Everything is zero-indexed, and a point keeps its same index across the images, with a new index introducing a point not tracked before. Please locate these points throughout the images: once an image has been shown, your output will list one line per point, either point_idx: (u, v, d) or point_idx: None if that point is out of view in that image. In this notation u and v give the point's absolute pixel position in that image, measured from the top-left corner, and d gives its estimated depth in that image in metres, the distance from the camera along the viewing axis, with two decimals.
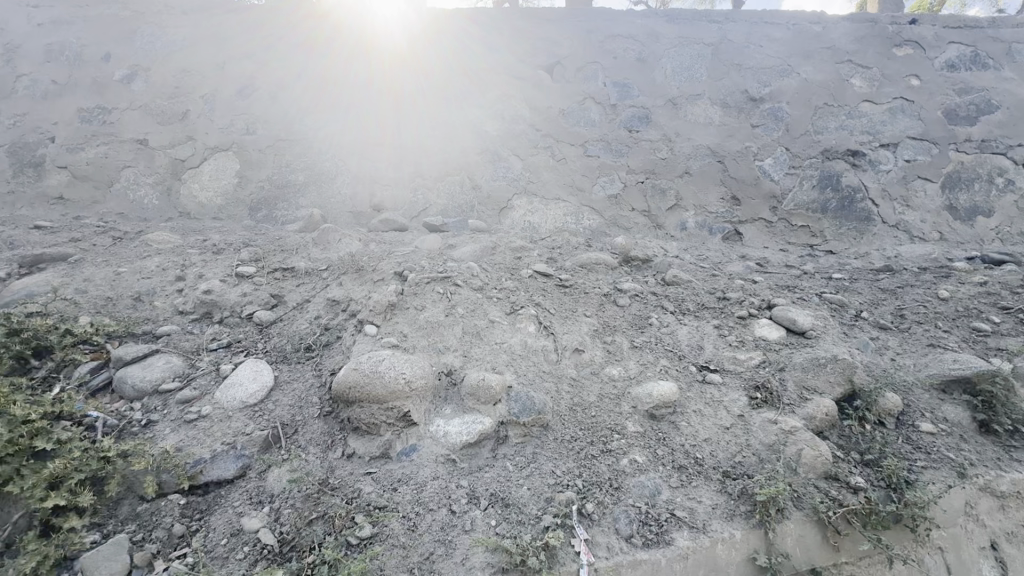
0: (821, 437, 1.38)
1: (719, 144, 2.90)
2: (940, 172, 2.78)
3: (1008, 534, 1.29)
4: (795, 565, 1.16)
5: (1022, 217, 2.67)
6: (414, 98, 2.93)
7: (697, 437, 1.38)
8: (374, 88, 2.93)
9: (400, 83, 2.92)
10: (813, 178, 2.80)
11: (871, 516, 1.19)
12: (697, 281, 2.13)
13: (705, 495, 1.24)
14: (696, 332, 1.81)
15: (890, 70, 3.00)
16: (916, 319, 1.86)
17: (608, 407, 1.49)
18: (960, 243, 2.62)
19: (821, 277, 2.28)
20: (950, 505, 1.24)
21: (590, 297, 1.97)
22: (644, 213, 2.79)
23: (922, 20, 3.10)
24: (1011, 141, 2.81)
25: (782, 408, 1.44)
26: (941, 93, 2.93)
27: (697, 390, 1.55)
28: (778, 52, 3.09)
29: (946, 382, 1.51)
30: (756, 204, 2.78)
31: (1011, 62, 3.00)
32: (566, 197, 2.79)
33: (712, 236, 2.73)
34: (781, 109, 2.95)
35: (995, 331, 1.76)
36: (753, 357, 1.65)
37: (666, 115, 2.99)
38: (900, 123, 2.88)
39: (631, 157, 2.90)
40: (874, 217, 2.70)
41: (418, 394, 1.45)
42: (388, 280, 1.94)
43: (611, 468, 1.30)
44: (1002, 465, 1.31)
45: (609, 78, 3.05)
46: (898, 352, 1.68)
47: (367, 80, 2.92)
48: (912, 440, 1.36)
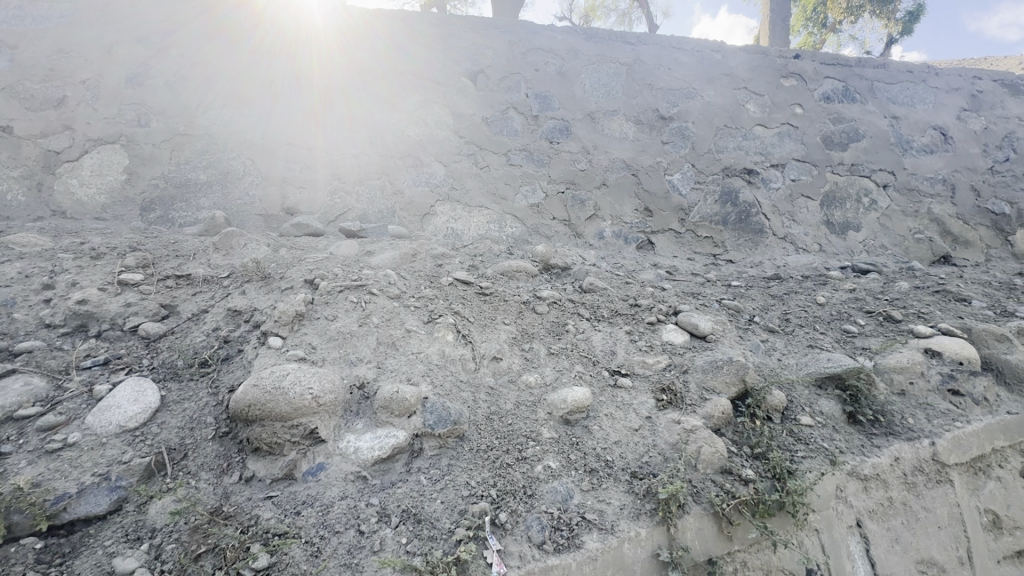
0: (718, 433, 1.49)
1: (634, 159, 3.07)
2: (819, 191, 3.13)
3: (872, 513, 1.43)
4: (694, 557, 1.22)
5: (882, 232, 3.08)
6: (332, 98, 2.81)
7: (608, 440, 1.44)
8: (289, 84, 2.77)
9: (318, 80, 2.79)
10: (715, 193, 3.04)
11: (759, 505, 1.29)
12: (612, 288, 2.23)
13: (614, 496, 1.28)
14: (609, 337, 1.89)
15: (778, 98, 3.33)
16: (799, 322, 2.08)
17: (525, 414, 1.51)
18: (835, 254, 2.96)
19: (722, 284, 2.47)
20: (824, 490, 1.37)
21: (509, 305, 1.98)
22: (565, 222, 2.88)
23: (804, 56, 3.48)
24: (874, 165, 3.22)
25: (685, 409, 1.54)
26: (820, 121, 3.30)
27: (609, 393, 1.61)
28: (685, 75, 3.33)
29: (823, 378, 1.69)
30: (666, 216, 2.97)
31: (874, 97, 3.43)
32: (489, 204, 2.80)
33: (627, 246, 2.88)
34: (687, 128, 3.18)
35: (861, 332, 2.01)
36: (660, 360, 1.75)
37: (584, 128, 3.11)
38: (787, 146, 3.21)
39: (552, 167, 2.98)
40: (766, 230, 2.99)
41: (326, 409, 1.38)
42: (297, 288, 1.84)
43: (525, 475, 1.31)
44: (866, 450, 1.48)
45: (531, 89, 3.11)
46: (783, 353, 1.86)
47: (281, 76, 2.76)
48: (794, 433, 1.50)
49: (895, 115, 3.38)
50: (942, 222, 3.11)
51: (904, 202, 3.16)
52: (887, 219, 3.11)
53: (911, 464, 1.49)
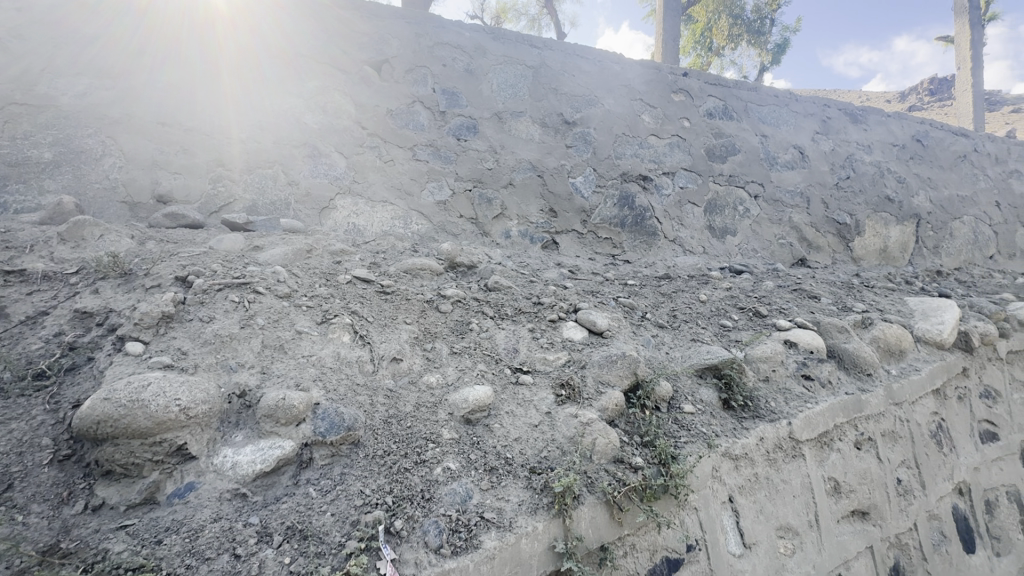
0: (612, 424, 1.57)
1: (539, 160, 3.14)
2: (702, 198, 3.44)
3: (742, 489, 1.58)
4: (588, 545, 1.26)
5: (753, 237, 3.46)
6: (220, 76, 2.55)
7: (508, 438, 1.44)
8: (166, 58, 2.47)
9: (203, 58, 2.53)
10: (614, 197, 3.22)
11: (646, 490, 1.36)
12: (516, 287, 2.26)
13: (513, 493, 1.28)
14: (512, 335, 1.91)
15: (669, 111, 3.60)
16: (684, 318, 2.27)
17: (425, 416, 1.47)
18: (715, 256, 3.27)
19: (619, 283, 2.62)
20: (702, 472, 1.49)
21: (411, 304, 1.93)
22: (472, 220, 2.87)
23: (692, 74, 3.79)
24: (747, 177, 3.61)
25: (582, 403, 1.60)
26: (704, 135, 3.62)
27: (510, 391, 1.63)
28: (587, 83, 3.47)
29: (702, 369, 1.85)
30: (570, 217, 3.08)
31: (747, 117, 3.84)
32: (393, 200, 2.71)
33: (533, 245, 2.95)
34: (589, 134, 3.32)
35: (735, 326, 2.23)
36: (560, 357, 1.81)
37: (491, 127, 3.12)
38: (676, 156, 3.48)
39: (459, 165, 2.95)
40: (658, 233, 3.23)
41: (197, 422, 1.23)
42: (165, 286, 1.63)
43: (423, 479, 1.28)
44: (737, 432, 1.64)
45: (438, 84, 3.05)
46: (670, 346, 2.02)
47: (157, 48, 2.45)
48: (678, 420, 1.63)
49: (765, 134, 3.81)
50: (800, 229, 3.57)
51: (771, 210, 3.58)
52: (757, 226, 3.50)
53: (772, 442, 1.68)
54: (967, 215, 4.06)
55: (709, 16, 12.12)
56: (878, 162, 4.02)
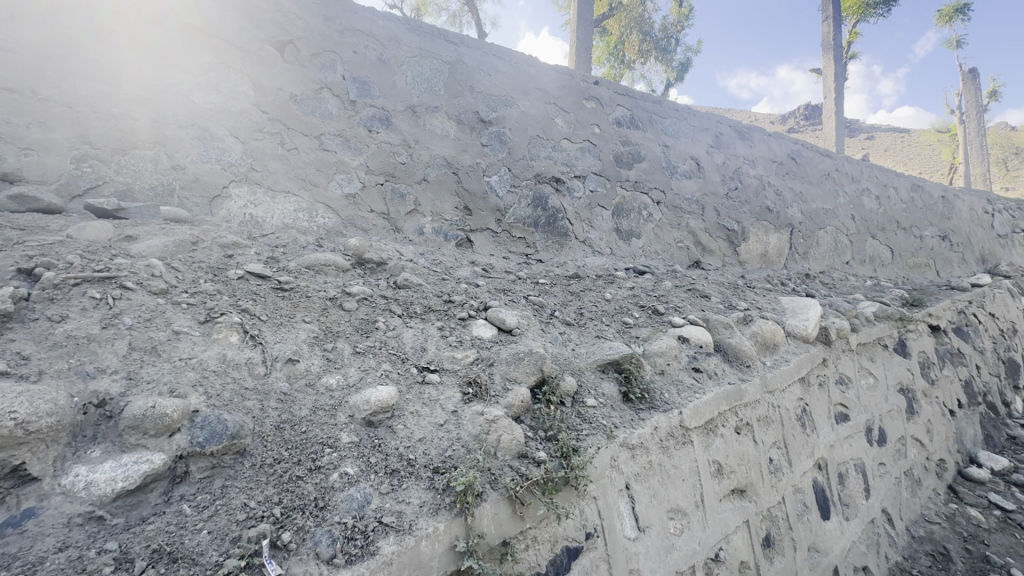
0: (518, 420, 1.59)
1: (454, 157, 3.11)
2: (611, 202, 3.61)
3: (638, 476, 1.67)
4: (490, 542, 1.25)
5: (656, 240, 3.70)
6: (94, 42, 2.25)
7: (412, 439, 1.41)
8: (20, 18, 2.12)
9: (69, 23, 2.22)
10: (528, 197, 3.27)
11: (548, 483, 1.39)
12: (427, 285, 2.23)
13: (414, 495, 1.25)
14: (420, 333, 1.88)
15: (581, 117, 3.74)
16: (590, 316, 2.37)
17: (322, 420, 1.40)
18: (622, 257, 3.46)
19: (530, 282, 2.68)
20: (601, 462, 1.55)
21: (311, 302, 1.83)
22: (383, 216, 2.78)
23: (602, 83, 3.96)
24: (651, 184, 3.84)
25: (488, 400, 1.61)
26: (613, 142, 3.80)
27: (416, 391, 1.60)
28: (503, 83, 3.48)
29: (605, 364, 1.95)
30: (484, 216, 3.10)
31: (652, 127, 4.08)
32: (296, 190, 2.54)
33: (447, 243, 2.93)
34: (504, 133, 3.35)
35: (635, 323, 2.37)
36: (468, 355, 1.80)
37: (405, 120, 3.03)
38: (587, 160, 3.62)
39: (370, 157, 2.83)
40: (569, 234, 3.35)
41: (39, 437, 1.06)
42: (5, 280, 1.40)
43: (317, 486, 1.21)
44: (634, 423, 1.74)
45: (348, 71, 2.90)
46: (576, 343, 2.10)
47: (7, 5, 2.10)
48: (581, 414, 1.69)
49: (666, 144, 4.08)
50: (695, 234, 3.88)
51: (671, 215, 3.85)
52: (658, 229, 3.75)
53: (665, 431, 1.80)
54: (830, 225, 4.66)
55: (621, 31, 12.88)
56: (761, 175, 4.48)
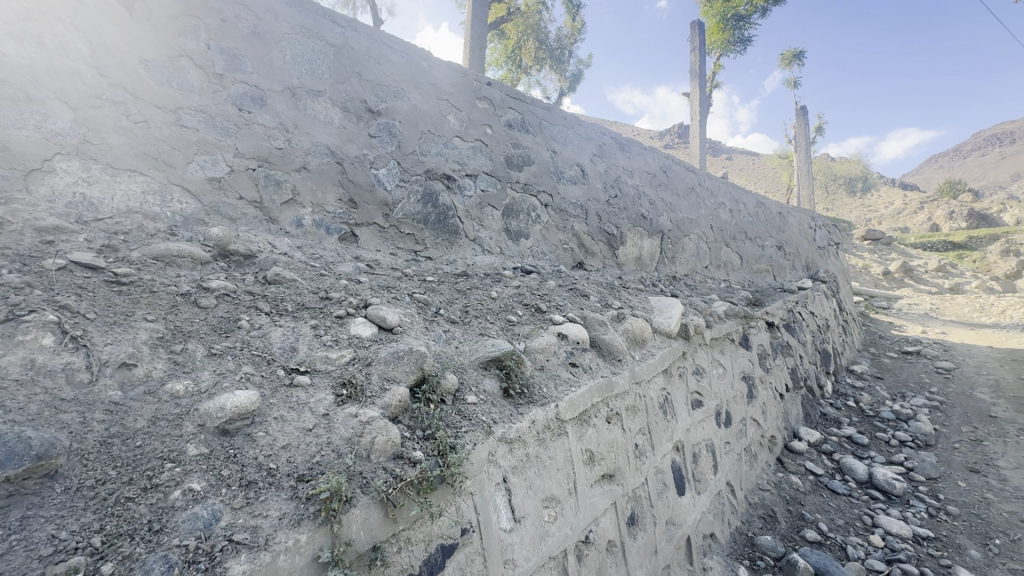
0: (395, 421, 1.56)
1: (339, 146, 2.94)
2: (501, 202, 3.67)
3: (516, 469, 1.72)
4: (358, 548, 1.20)
5: (543, 241, 3.86)
6: None
7: (275, 446, 1.31)
8: None
9: None
10: (417, 193, 3.21)
11: (423, 482, 1.37)
12: (302, 281, 2.10)
13: (272, 507, 1.15)
14: (291, 333, 1.76)
15: (473, 116, 3.74)
16: (474, 314, 2.39)
17: (164, 432, 1.25)
18: (511, 256, 3.54)
19: (417, 279, 2.64)
20: (479, 458, 1.56)
21: (156, 298, 1.65)
22: (255, 204, 2.54)
23: (494, 84, 3.99)
24: (540, 187, 3.98)
25: (364, 401, 1.55)
26: (504, 144, 3.86)
27: (282, 394, 1.49)
28: (394, 73, 3.36)
29: (487, 361, 1.99)
30: (371, 209, 2.98)
31: (541, 133, 4.21)
32: (145, 170, 2.22)
33: (329, 236, 2.77)
34: (394, 126, 3.23)
35: (519, 321, 2.45)
36: (344, 354, 1.72)
37: (282, 102, 2.79)
38: (479, 160, 3.64)
39: (239, 139, 2.56)
40: (459, 232, 3.35)
41: None
42: None
43: (153, 507, 1.08)
44: (513, 417, 1.79)
45: (214, 41, 2.59)
46: (460, 341, 2.12)
47: None
48: (461, 412, 1.70)
49: (555, 150, 4.25)
50: (580, 237, 4.11)
51: (557, 218, 4.02)
52: (545, 231, 3.90)
53: (542, 424, 1.87)
54: (693, 234, 5.23)
55: (517, 36, 13.17)
56: (637, 186, 4.88)
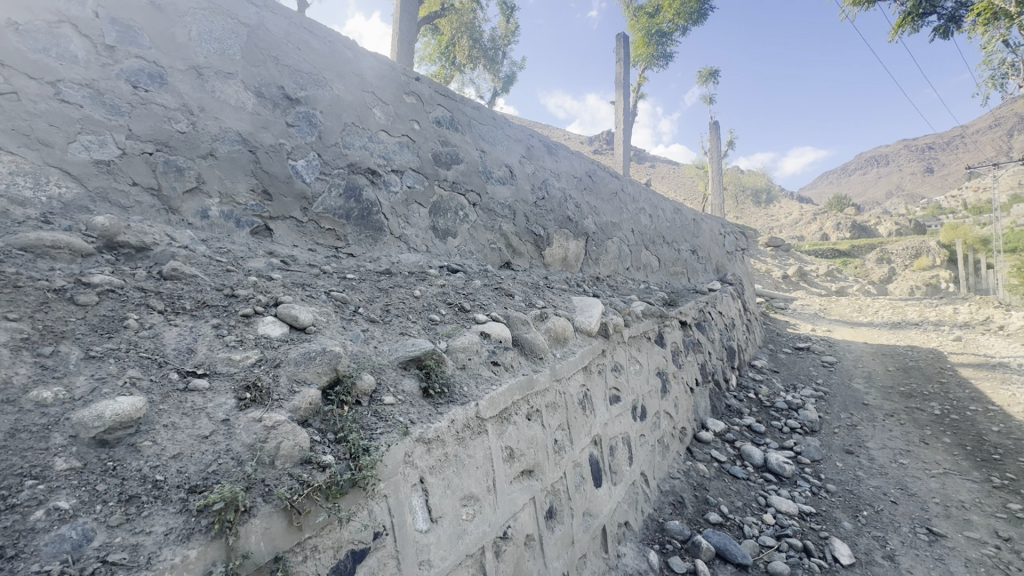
0: (304, 424, 1.49)
1: (251, 133, 2.75)
2: (428, 200, 3.61)
3: (433, 469, 1.70)
4: (258, 560, 1.14)
5: (470, 239, 3.85)
6: None
7: (163, 456, 1.21)
8: None
9: None
10: (339, 187, 3.07)
11: (332, 487, 1.32)
12: (204, 277, 1.95)
13: (157, 523, 1.06)
14: (188, 333, 1.63)
15: (401, 110, 3.64)
16: (395, 313, 2.35)
17: (26, 445, 1.11)
18: (437, 255, 3.50)
19: (336, 276, 2.54)
20: (394, 459, 1.52)
21: (23, 293, 1.46)
22: (151, 191, 2.33)
23: (423, 80, 3.92)
24: (468, 186, 3.96)
25: (269, 405, 1.47)
26: (432, 141, 3.79)
27: (174, 399, 1.37)
28: (314, 60, 3.19)
29: (406, 361, 1.96)
30: (287, 202, 2.82)
31: (471, 132, 4.20)
32: (14, 147, 1.95)
33: (239, 229, 2.60)
34: (314, 115, 3.07)
35: (441, 320, 2.44)
36: (249, 356, 1.62)
37: (186, 82, 2.56)
38: (405, 155, 3.55)
39: (134, 119, 2.33)
40: (384, 229, 3.26)
41: None
42: None
43: (8, 530, 0.95)
44: (432, 417, 1.77)
45: (103, 9, 2.33)
46: (379, 341, 2.07)
47: None
48: (377, 413, 1.66)
49: (484, 149, 4.25)
50: (507, 237, 4.15)
51: (485, 218, 4.03)
52: (473, 230, 3.90)
53: (462, 422, 1.86)
54: (615, 237, 5.47)
55: (450, 33, 13.05)
56: (563, 188, 5.01)
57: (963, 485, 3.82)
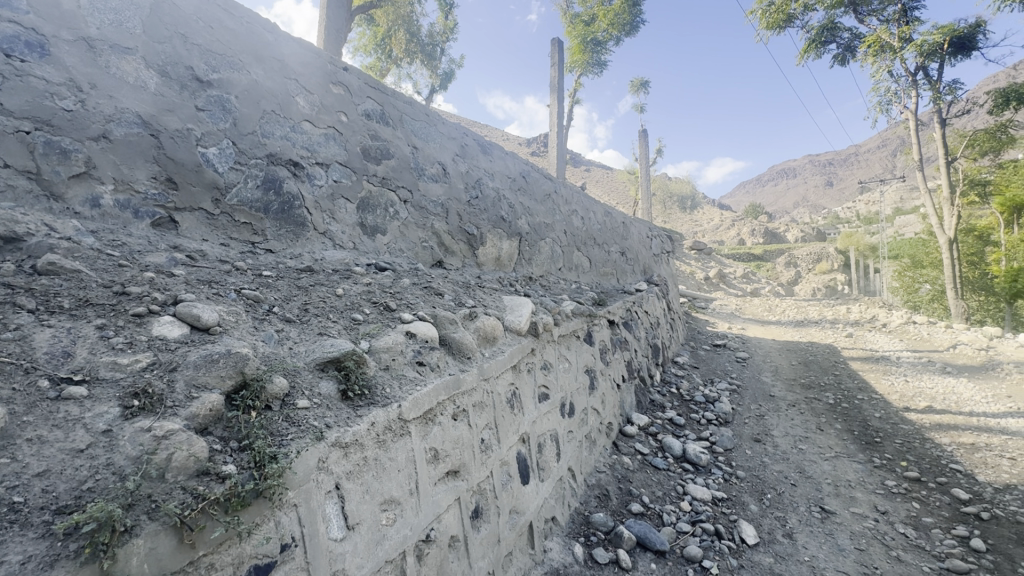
0: (203, 433, 1.38)
1: (154, 116, 2.51)
2: (356, 196, 3.44)
3: (349, 474, 1.61)
4: None
5: (402, 237, 3.72)
6: None
7: (26, 473, 1.07)
8: None
9: None
10: (256, 178, 2.87)
11: (232, 499, 1.23)
12: (90, 273, 1.77)
13: (12, 550, 0.94)
14: (66, 335, 1.47)
15: (327, 100, 3.47)
16: (315, 312, 2.23)
17: None
18: (365, 252, 3.35)
19: (250, 273, 2.38)
20: (305, 466, 1.43)
21: None
22: (28, 175, 2.06)
23: (351, 71, 3.78)
24: (398, 182, 3.81)
25: (161, 413, 1.35)
26: (361, 134, 3.64)
27: (44, 410, 1.23)
28: (229, 42, 2.98)
29: (324, 362, 1.87)
30: (195, 192, 2.60)
31: (403, 127, 4.08)
32: None
33: (138, 220, 2.36)
34: (228, 100, 2.85)
35: (364, 319, 2.35)
36: (139, 359, 1.48)
37: (74, 55, 2.29)
38: (331, 148, 3.37)
39: (6, 92, 2.04)
40: (307, 224, 3.08)
41: None
42: None
43: None
44: (350, 420, 1.67)
45: None
46: (295, 341, 1.96)
47: None
48: (288, 417, 1.56)
49: (416, 145, 4.14)
50: (439, 236, 4.07)
51: (417, 215, 3.91)
52: (404, 227, 3.77)
53: (383, 425, 1.79)
54: (548, 238, 5.57)
55: (387, 24, 12.71)
56: (497, 188, 5.01)
57: (850, 466, 4.27)
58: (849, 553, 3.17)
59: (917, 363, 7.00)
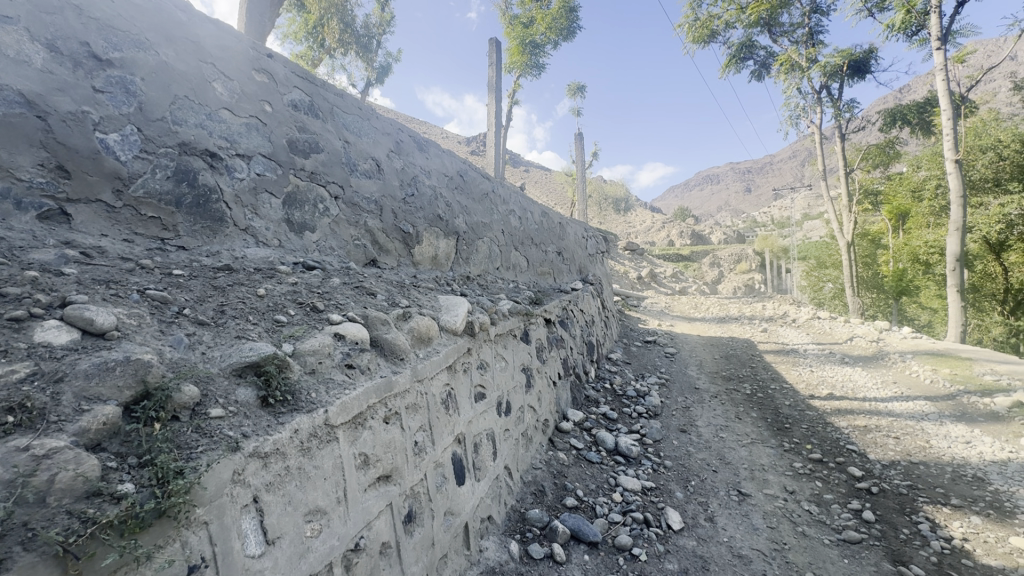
0: (96, 450, 1.25)
1: (40, 95, 2.23)
2: (281, 190, 3.24)
3: (269, 486, 1.51)
4: None
5: (333, 234, 3.56)
6: None
7: None
8: None
9: None
10: (166, 169, 2.64)
11: (128, 521, 1.13)
12: None
13: None
14: None
15: (249, 88, 3.25)
16: (232, 313, 2.09)
17: None
18: (292, 250, 3.17)
19: (157, 272, 2.19)
20: (216, 480, 1.33)
21: None
22: None
23: (275, 58, 3.57)
24: (329, 177, 3.63)
25: (42, 429, 1.21)
26: (287, 125, 3.43)
27: None
28: (133, 18, 2.71)
29: (242, 368, 1.75)
30: (92, 182, 2.34)
31: (333, 120, 3.91)
32: None
33: (20, 212, 2.09)
34: (132, 81, 2.59)
35: (288, 321, 2.23)
36: (16, 370, 1.31)
37: None
38: (253, 139, 3.16)
39: None
40: (225, 219, 2.87)
41: None
42: None
43: None
44: (270, 429, 1.57)
45: None
46: (208, 346, 1.82)
47: None
48: (198, 428, 1.44)
49: (348, 139, 3.98)
50: (373, 233, 3.93)
51: (349, 212, 3.76)
52: (335, 225, 3.60)
53: (307, 432, 1.69)
54: (485, 237, 5.56)
55: (319, 12, 12.17)
56: (434, 186, 4.93)
57: (764, 451, 4.62)
58: (762, 532, 3.43)
59: (820, 355, 7.72)
